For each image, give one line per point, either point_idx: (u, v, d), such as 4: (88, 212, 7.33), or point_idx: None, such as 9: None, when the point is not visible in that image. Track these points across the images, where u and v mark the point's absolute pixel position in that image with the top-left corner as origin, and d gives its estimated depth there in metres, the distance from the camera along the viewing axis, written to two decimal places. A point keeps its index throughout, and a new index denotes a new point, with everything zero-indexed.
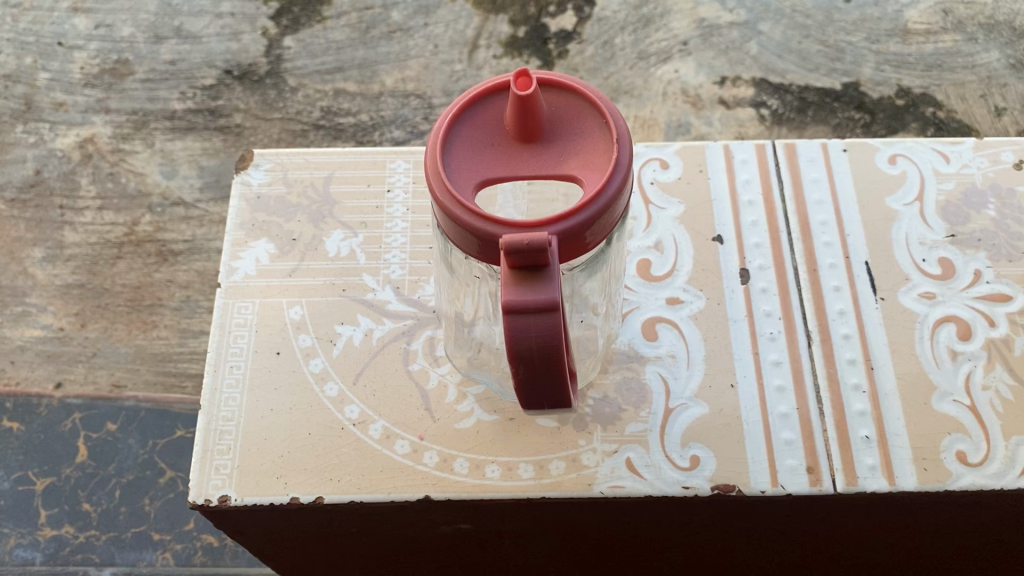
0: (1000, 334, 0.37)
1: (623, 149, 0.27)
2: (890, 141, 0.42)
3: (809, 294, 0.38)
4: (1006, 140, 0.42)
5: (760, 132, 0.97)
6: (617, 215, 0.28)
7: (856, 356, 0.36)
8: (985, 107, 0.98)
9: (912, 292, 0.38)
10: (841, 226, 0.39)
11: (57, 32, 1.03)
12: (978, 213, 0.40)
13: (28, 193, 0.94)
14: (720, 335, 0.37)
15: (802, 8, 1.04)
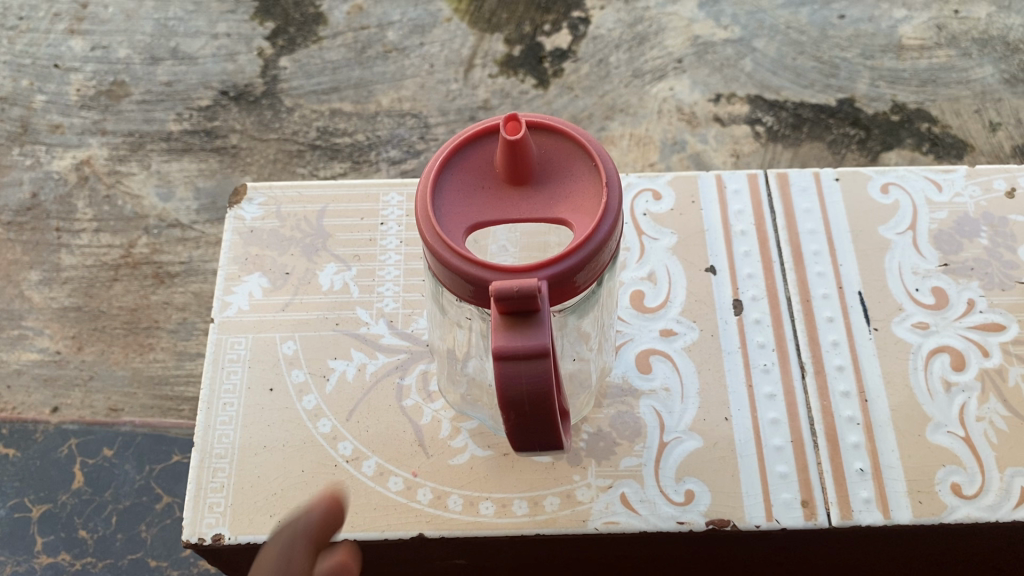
0: (994, 363, 0.37)
1: (613, 194, 0.27)
2: (883, 170, 0.42)
3: (802, 324, 0.38)
4: (999, 168, 0.42)
5: (755, 149, 0.97)
6: (607, 259, 0.28)
7: (850, 388, 0.37)
8: (980, 122, 0.98)
9: (906, 322, 0.38)
10: (834, 255, 0.40)
11: (54, 55, 1.03)
12: (971, 241, 0.40)
13: (25, 215, 0.94)
14: (714, 366, 0.38)
15: (797, 25, 1.05)
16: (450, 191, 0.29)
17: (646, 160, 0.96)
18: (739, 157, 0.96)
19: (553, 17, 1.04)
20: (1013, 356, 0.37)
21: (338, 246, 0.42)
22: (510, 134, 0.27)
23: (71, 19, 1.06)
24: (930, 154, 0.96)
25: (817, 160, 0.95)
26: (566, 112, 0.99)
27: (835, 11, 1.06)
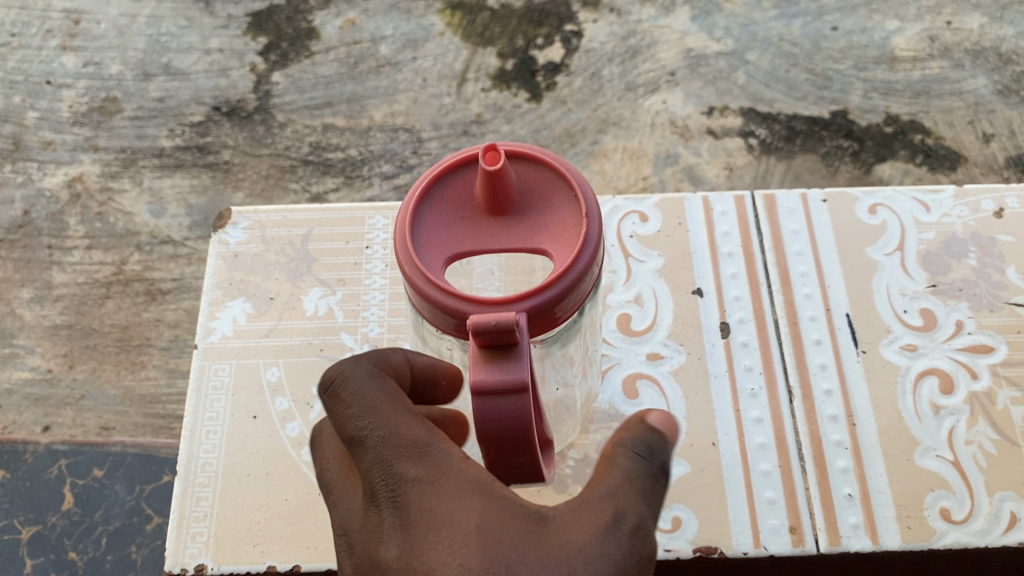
0: (983, 386, 0.38)
1: (593, 225, 0.27)
2: (870, 192, 0.44)
3: (790, 348, 0.39)
4: (986, 189, 0.44)
5: (749, 162, 0.97)
6: (588, 291, 0.27)
7: (838, 412, 0.38)
8: (974, 133, 0.98)
9: (894, 344, 0.39)
10: (820, 277, 0.41)
11: (46, 71, 1.03)
12: (959, 262, 0.41)
13: (16, 233, 0.93)
14: (701, 391, 0.38)
15: (789, 37, 1.05)
16: (429, 222, 0.28)
17: (639, 173, 0.96)
18: (732, 170, 0.96)
19: (546, 31, 1.04)
20: (1002, 378, 0.38)
21: (324, 270, 0.44)
22: (488, 164, 0.27)
23: (64, 36, 1.06)
24: (924, 165, 0.96)
25: (810, 172, 0.95)
26: (559, 126, 0.99)
27: (828, 23, 1.06)
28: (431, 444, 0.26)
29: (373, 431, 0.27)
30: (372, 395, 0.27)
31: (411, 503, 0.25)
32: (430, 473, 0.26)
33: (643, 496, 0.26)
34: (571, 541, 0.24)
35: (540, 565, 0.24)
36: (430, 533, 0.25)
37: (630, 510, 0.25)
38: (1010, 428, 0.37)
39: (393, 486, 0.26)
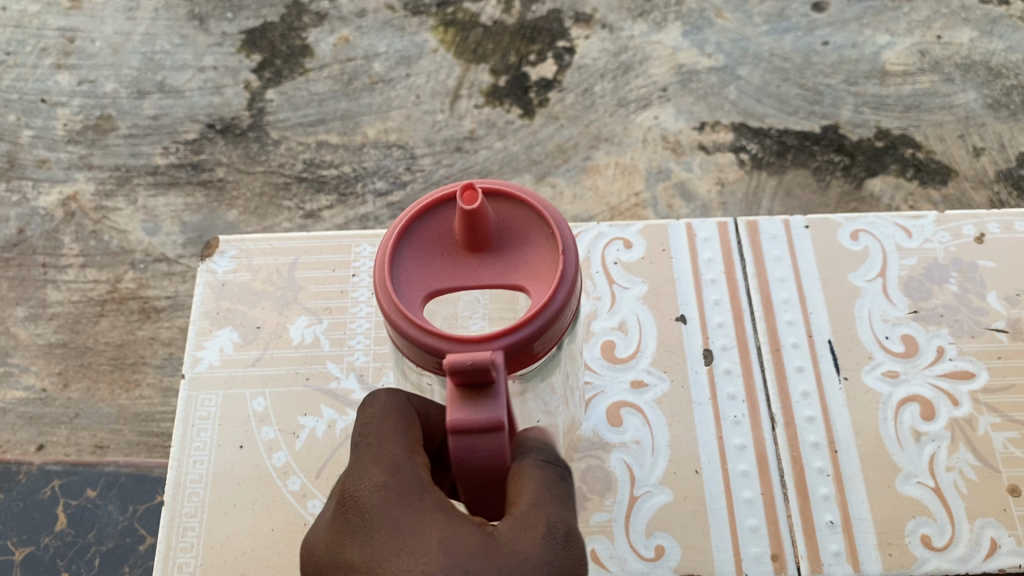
0: (963, 413, 0.42)
1: (568, 260, 0.28)
2: (854, 219, 0.48)
3: (773, 375, 0.43)
4: (966, 215, 0.48)
5: (740, 177, 0.97)
6: (566, 324, 0.29)
7: (819, 439, 0.41)
8: (964, 147, 0.99)
9: (876, 371, 0.43)
10: (802, 304, 0.45)
11: (41, 89, 1.04)
12: (941, 288, 0.46)
13: (11, 251, 0.94)
14: (685, 419, 0.42)
15: (781, 52, 1.05)
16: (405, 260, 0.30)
17: (631, 189, 0.97)
18: (723, 185, 0.96)
19: (539, 47, 1.05)
20: (981, 406, 0.42)
21: (310, 296, 0.46)
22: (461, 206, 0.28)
23: (58, 54, 1.06)
24: (915, 179, 0.97)
25: (801, 188, 0.96)
26: (552, 142, 0.99)
27: (819, 38, 1.07)
28: (406, 463, 0.29)
29: (365, 440, 0.29)
30: (376, 414, 0.30)
31: (375, 502, 0.27)
32: (397, 483, 0.28)
33: (562, 503, 0.28)
34: (519, 552, 0.26)
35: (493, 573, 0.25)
36: (387, 533, 0.27)
37: (558, 519, 0.28)
38: (988, 453, 0.40)
39: (360, 487, 0.28)
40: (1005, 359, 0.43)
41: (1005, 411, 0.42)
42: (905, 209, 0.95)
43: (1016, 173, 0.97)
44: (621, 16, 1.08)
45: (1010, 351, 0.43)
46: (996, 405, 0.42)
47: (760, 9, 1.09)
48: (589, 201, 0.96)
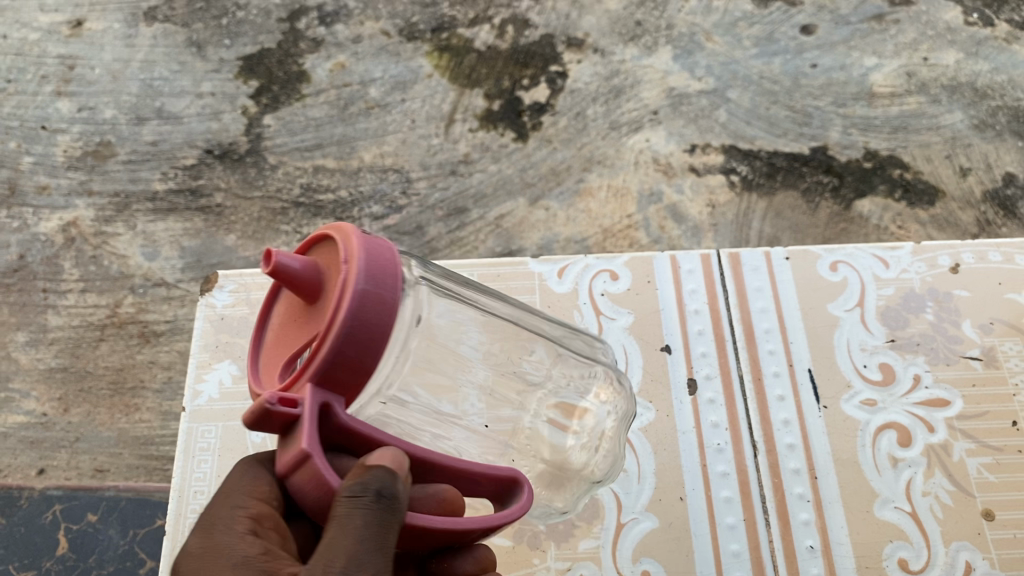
0: (940, 438, 0.49)
1: (352, 273, 0.31)
2: (833, 250, 0.56)
3: (754, 401, 0.51)
4: (940, 245, 0.55)
5: (730, 199, 0.99)
6: (381, 333, 0.32)
7: (800, 467, 0.49)
8: (951, 168, 1.01)
9: (855, 399, 0.50)
10: (783, 333, 0.53)
11: (41, 116, 1.05)
12: (918, 316, 0.53)
13: (12, 277, 0.95)
14: (670, 446, 0.49)
15: (770, 75, 1.07)
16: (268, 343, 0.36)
17: (624, 212, 0.98)
18: (714, 207, 0.98)
19: (532, 72, 1.06)
20: (957, 432, 0.49)
21: None
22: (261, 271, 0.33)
23: (58, 81, 1.08)
24: (903, 200, 0.98)
25: (791, 209, 0.97)
26: (545, 165, 1.01)
27: (808, 60, 1.08)
28: (223, 516, 0.35)
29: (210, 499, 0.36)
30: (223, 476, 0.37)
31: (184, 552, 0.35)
32: (201, 538, 0.34)
33: (363, 540, 0.32)
34: None
35: None
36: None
37: (342, 561, 0.32)
38: (961, 477, 0.48)
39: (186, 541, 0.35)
40: (978, 387, 0.50)
41: (978, 437, 0.49)
42: (894, 229, 0.96)
43: (1002, 194, 0.99)
44: (612, 40, 1.09)
45: (982, 379, 0.51)
46: (969, 430, 0.49)
47: (749, 32, 1.10)
48: (582, 224, 0.97)
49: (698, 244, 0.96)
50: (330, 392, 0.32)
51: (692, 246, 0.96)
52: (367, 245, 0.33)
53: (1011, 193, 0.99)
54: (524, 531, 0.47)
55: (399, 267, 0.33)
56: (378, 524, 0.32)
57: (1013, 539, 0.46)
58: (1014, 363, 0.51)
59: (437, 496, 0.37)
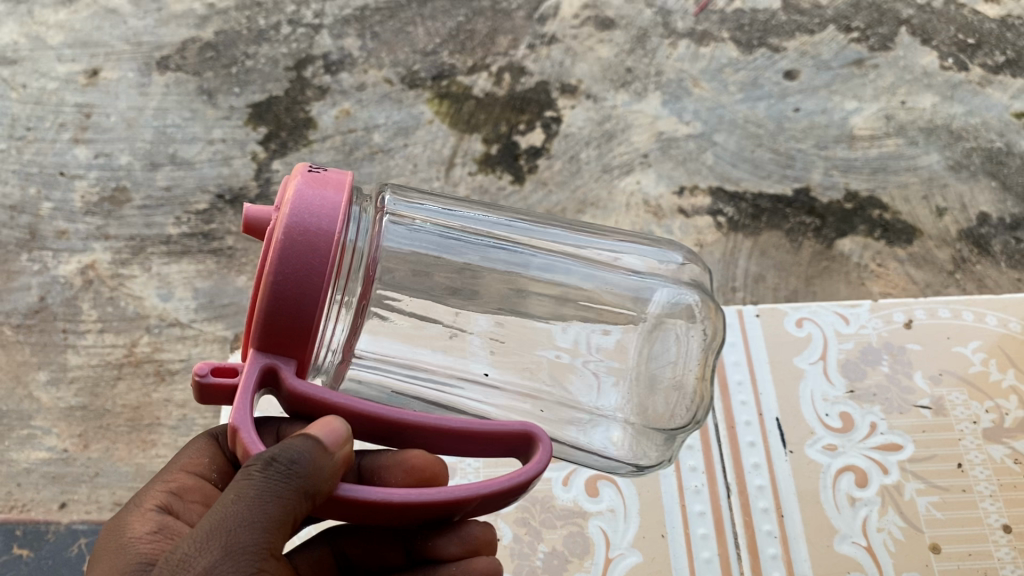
0: (894, 479, 0.62)
1: (285, 215, 0.40)
2: (798, 308, 0.71)
3: (727, 443, 0.65)
4: (890, 307, 0.71)
5: (717, 239, 1.03)
6: (313, 262, 0.40)
7: (767, 505, 0.62)
8: (928, 208, 1.04)
9: (818, 444, 0.64)
10: (754, 385, 0.68)
11: (59, 163, 1.10)
12: (875, 369, 0.68)
13: (33, 318, 0.99)
14: (653, 487, 0.63)
15: (754, 119, 1.11)
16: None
17: None
18: (702, 246, 1.02)
19: (527, 117, 1.12)
20: (908, 473, 0.63)
21: None
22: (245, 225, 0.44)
23: (76, 129, 1.13)
24: (882, 240, 1.02)
25: (776, 248, 1.01)
26: (541, 208, 1.05)
27: (791, 104, 1.12)
28: (144, 490, 0.50)
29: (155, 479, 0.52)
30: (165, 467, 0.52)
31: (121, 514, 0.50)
32: (128, 502, 0.49)
33: (244, 491, 0.40)
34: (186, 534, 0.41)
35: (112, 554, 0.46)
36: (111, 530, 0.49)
37: (225, 505, 0.40)
38: (911, 514, 0.61)
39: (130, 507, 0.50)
40: (927, 433, 0.64)
41: (927, 477, 0.62)
42: (874, 267, 1.00)
43: (977, 232, 1.02)
44: (604, 87, 1.14)
45: (931, 426, 0.65)
46: (919, 472, 0.63)
47: (735, 77, 1.15)
48: None
49: None
50: (280, 324, 0.41)
51: None
52: (309, 189, 0.42)
53: (986, 231, 1.02)
54: (523, 565, 0.60)
55: (340, 204, 0.42)
56: (267, 489, 0.40)
57: (956, 568, 0.59)
58: (959, 411, 0.65)
59: (406, 465, 0.50)
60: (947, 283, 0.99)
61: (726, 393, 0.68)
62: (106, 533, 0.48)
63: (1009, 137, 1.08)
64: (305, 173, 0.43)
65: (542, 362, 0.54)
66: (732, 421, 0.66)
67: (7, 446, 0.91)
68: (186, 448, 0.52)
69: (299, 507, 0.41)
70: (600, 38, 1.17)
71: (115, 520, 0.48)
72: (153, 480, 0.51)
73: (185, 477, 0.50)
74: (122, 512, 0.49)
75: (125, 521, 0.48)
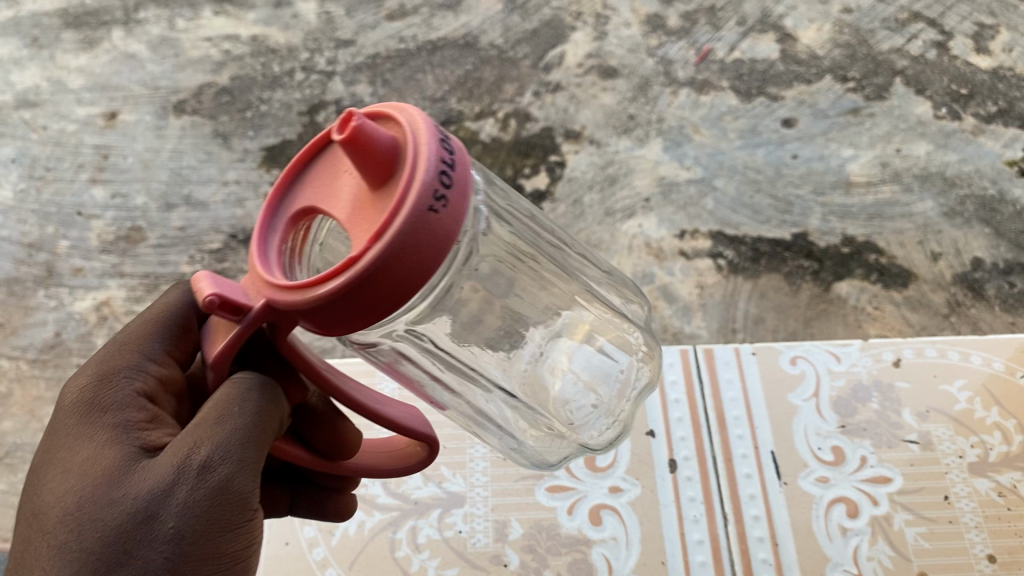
0: (883, 510, 0.64)
1: (415, 210, 0.37)
2: (791, 346, 0.74)
3: (724, 474, 0.67)
4: (880, 346, 0.73)
5: (718, 281, 1.04)
6: (399, 294, 0.39)
7: (763, 534, 0.64)
8: (923, 253, 1.05)
9: (811, 476, 0.66)
10: (748, 420, 0.70)
11: (77, 203, 1.14)
12: (866, 404, 0.70)
13: (48, 353, 1.02)
14: (652, 515, 0.65)
15: (753, 165, 1.13)
16: (320, 174, 0.42)
17: None
18: (703, 288, 1.04)
19: (533, 161, 1.15)
20: (897, 504, 0.64)
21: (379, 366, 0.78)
22: (344, 136, 0.37)
23: (94, 170, 1.17)
24: (878, 283, 1.03)
25: (775, 290, 1.03)
26: None
27: (789, 151, 1.14)
28: (123, 368, 0.49)
29: (114, 352, 0.50)
30: (130, 338, 0.51)
31: (89, 383, 0.49)
32: (105, 378, 0.49)
33: (241, 402, 0.46)
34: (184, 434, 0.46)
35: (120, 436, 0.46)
36: (84, 403, 0.48)
37: (227, 411, 0.45)
38: (901, 543, 0.63)
39: (92, 376, 0.49)
40: (915, 466, 0.66)
41: (915, 509, 0.64)
42: (871, 310, 1.01)
43: (971, 277, 1.03)
44: (607, 133, 1.17)
45: (920, 460, 0.67)
46: (908, 503, 0.64)
47: (734, 125, 1.17)
48: None
49: (688, 323, 1.02)
50: (356, 300, 0.38)
51: (683, 324, 1.02)
52: (446, 187, 0.39)
53: (981, 275, 1.03)
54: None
55: (462, 214, 0.40)
56: (263, 404, 0.46)
57: None
58: (945, 446, 0.67)
59: (338, 433, 0.52)
60: (942, 325, 1.00)
61: (723, 427, 0.70)
62: (86, 404, 0.48)
63: (1001, 184, 1.09)
64: (437, 153, 0.39)
65: (496, 414, 0.59)
66: (729, 453, 0.68)
67: (20, 479, 0.93)
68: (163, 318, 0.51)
69: (277, 427, 0.48)
70: (602, 86, 1.21)
71: (96, 394, 0.48)
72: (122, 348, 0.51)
73: (169, 365, 0.51)
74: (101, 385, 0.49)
75: (114, 398, 0.48)
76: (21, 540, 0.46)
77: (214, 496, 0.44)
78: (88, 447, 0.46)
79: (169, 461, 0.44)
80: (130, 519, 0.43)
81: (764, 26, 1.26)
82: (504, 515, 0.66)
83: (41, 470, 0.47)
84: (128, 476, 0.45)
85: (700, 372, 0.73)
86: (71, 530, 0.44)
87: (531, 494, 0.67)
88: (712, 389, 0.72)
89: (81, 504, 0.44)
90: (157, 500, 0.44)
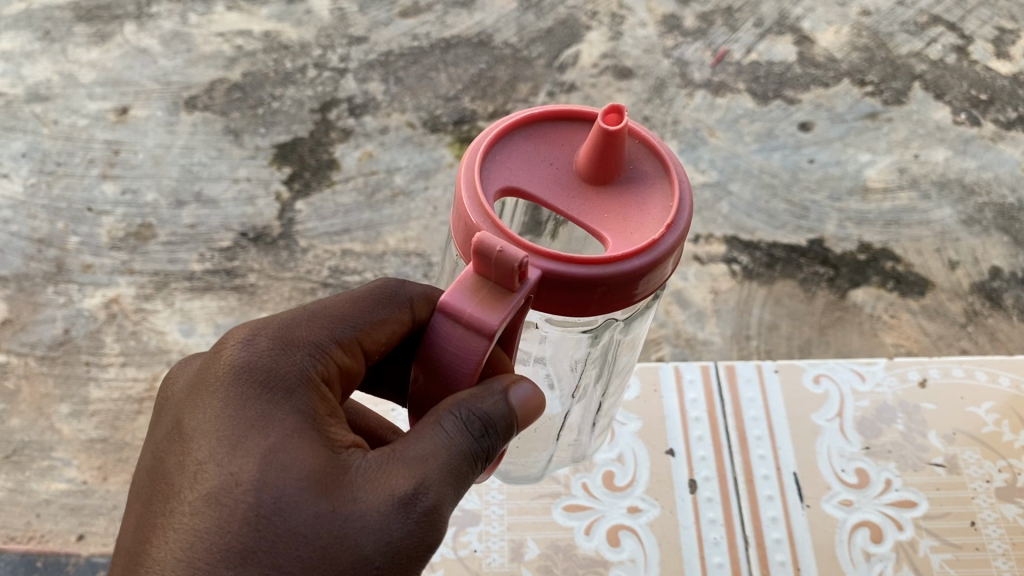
0: (908, 536, 0.63)
1: (681, 212, 0.42)
2: (815, 364, 0.73)
3: (746, 495, 0.66)
4: (905, 368, 0.73)
5: (732, 287, 1.02)
6: (650, 286, 0.42)
7: (784, 558, 0.63)
8: (940, 261, 1.03)
9: (834, 499, 0.65)
10: (771, 440, 0.69)
11: (87, 199, 1.13)
12: (891, 426, 0.69)
13: (57, 350, 1.01)
14: (669, 537, 0.65)
15: (769, 169, 1.11)
16: (530, 168, 0.43)
17: None
18: (716, 294, 1.01)
19: None
20: (921, 530, 0.64)
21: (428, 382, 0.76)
22: (619, 122, 0.40)
23: (104, 165, 1.16)
24: (895, 291, 1.01)
25: (790, 297, 1.01)
26: None
27: (805, 155, 1.12)
28: (313, 352, 0.42)
29: (305, 325, 0.43)
30: (323, 314, 0.43)
31: (279, 359, 0.41)
32: (294, 359, 0.41)
33: (475, 449, 0.40)
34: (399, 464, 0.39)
35: (317, 442, 0.39)
36: (270, 383, 0.40)
37: (460, 453, 0.40)
38: (925, 569, 0.62)
39: (281, 350, 0.41)
40: (941, 490, 0.66)
41: (941, 534, 0.63)
42: (887, 318, 0.99)
43: (989, 286, 1.01)
44: None
45: (945, 485, 0.66)
46: (933, 529, 0.64)
47: (750, 128, 1.15)
48: None
49: (702, 329, 0.99)
50: (630, 284, 0.40)
51: (696, 331, 0.99)
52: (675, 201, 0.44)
53: (999, 285, 1.02)
54: None
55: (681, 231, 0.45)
56: (487, 450, 0.41)
57: None
58: (972, 470, 0.67)
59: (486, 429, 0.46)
60: (958, 335, 0.98)
61: (745, 447, 0.69)
62: (271, 384, 0.40)
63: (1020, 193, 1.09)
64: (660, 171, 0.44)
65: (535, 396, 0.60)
66: (751, 474, 0.67)
67: (27, 477, 0.91)
68: (362, 302, 0.44)
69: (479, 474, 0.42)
70: (618, 87, 1.19)
71: (285, 376, 0.41)
72: (313, 322, 0.43)
73: (355, 359, 0.44)
74: (289, 363, 0.41)
75: (304, 389, 0.41)
76: (168, 522, 0.38)
77: (424, 547, 0.39)
78: (279, 438, 0.39)
79: (389, 491, 0.38)
80: (340, 548, 0.37)
81: (782, 28, 1.25)
82: (521, 535, 0.65)
83: (206, 439, 0.39)
84: (336, 494, 0.38)
85: (721, 390, 0.72)
86: (261, 536, 0.36)
87: (548, 514, 0.66)
88: (733, 408, 0.71)
89: (275, 509, 0.37)
90: (371, 535, 0.37)
